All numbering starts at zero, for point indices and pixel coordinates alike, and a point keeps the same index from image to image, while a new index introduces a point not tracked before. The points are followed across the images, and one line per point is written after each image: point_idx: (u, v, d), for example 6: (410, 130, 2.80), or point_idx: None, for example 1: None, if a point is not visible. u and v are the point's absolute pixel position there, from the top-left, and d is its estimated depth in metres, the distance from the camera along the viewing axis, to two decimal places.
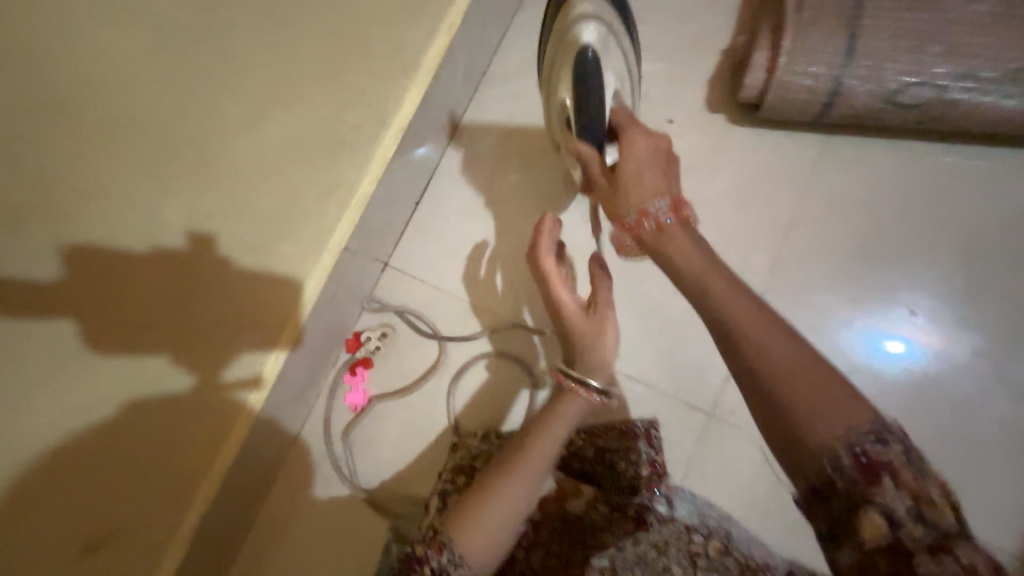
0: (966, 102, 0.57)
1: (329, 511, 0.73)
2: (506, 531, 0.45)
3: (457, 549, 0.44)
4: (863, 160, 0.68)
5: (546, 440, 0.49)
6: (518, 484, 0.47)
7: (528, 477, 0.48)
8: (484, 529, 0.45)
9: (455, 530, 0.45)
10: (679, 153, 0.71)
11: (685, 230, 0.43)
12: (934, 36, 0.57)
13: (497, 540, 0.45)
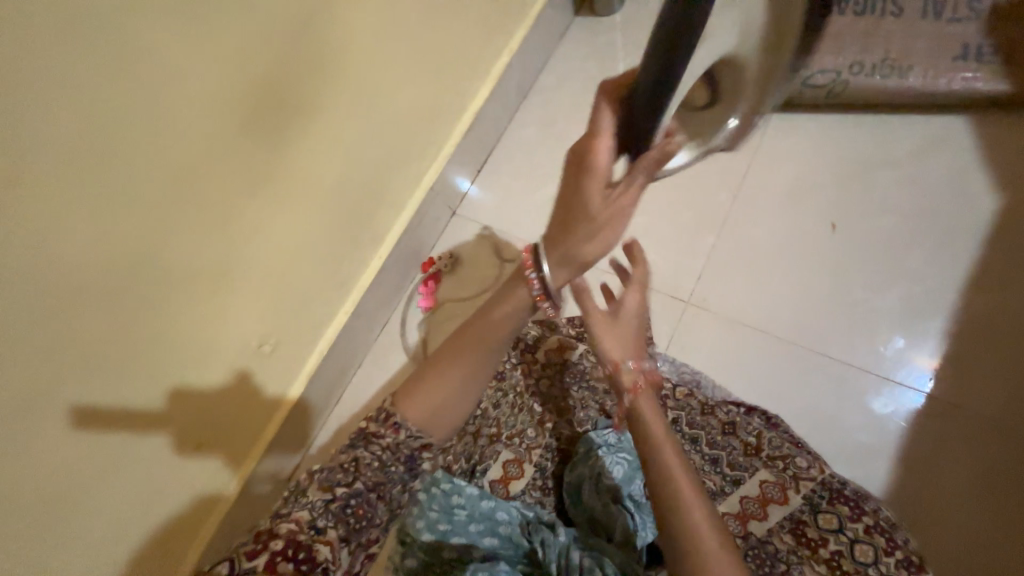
0: (862, 83, 0.82)
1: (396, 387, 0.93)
2: (453, 404, 0.46)
3: (412, 425, 0.44)
4: (813, 125, 0.88)
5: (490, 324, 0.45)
6: (462, 367, 0.46)
7: (473, 361, 0.46)
8: (434, 400, 0.45)
9: (405, 413, 0.45)
10: None
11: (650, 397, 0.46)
12: (841, 37, 0.81)
13: (449, 415, 0.46)
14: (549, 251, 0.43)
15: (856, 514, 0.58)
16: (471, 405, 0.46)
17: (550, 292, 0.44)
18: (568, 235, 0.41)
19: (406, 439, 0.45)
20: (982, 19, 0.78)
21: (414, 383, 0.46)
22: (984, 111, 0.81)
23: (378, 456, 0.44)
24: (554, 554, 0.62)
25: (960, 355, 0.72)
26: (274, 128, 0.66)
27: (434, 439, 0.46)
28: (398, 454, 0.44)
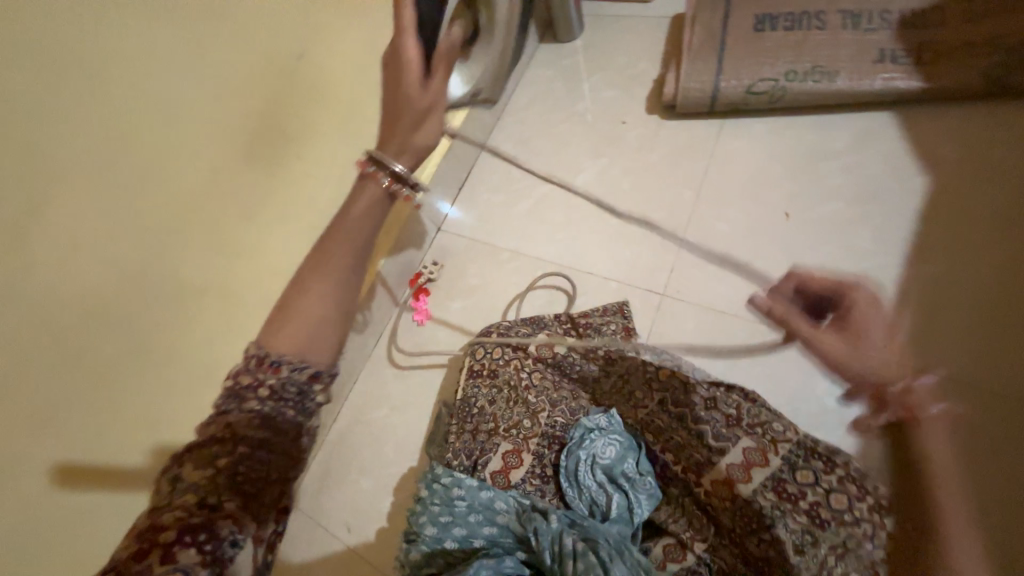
0: (797, 88, 0.92)
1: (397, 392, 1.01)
2: (318, 322, 0.46)
3: (286, 355, 0.45)
4: (759, 128, 0.98)
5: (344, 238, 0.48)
6: (329, 275, 0.46)
7: (337, 268, 0.47)
8: (308, 320, 0.45)
9: (279, 347, 0.44)
10: (632, 140, 1.07)
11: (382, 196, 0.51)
12: (767, 53, 0.94)
13: (330, 328, 0.46)
14: (394, 152, 0.51)
15: (829, 467, 0.64)
16: (334, 304, 0.47)
17: (399, 175, 0.51)
18: (403, 129, 0.51)
19: (289, 373, 0.44)
20: (896, 27, 0.89)
21: (286, 314, 0.46)
22: (912, 103, 0.90)
23: (260, 403, 0.43)
24: (547, 539, 0.65)
25: (913, 322, 0.78)
26: (271, 160, 0.73)
27: (321, 366, 0.45)
28: (285, 398, 0.44)
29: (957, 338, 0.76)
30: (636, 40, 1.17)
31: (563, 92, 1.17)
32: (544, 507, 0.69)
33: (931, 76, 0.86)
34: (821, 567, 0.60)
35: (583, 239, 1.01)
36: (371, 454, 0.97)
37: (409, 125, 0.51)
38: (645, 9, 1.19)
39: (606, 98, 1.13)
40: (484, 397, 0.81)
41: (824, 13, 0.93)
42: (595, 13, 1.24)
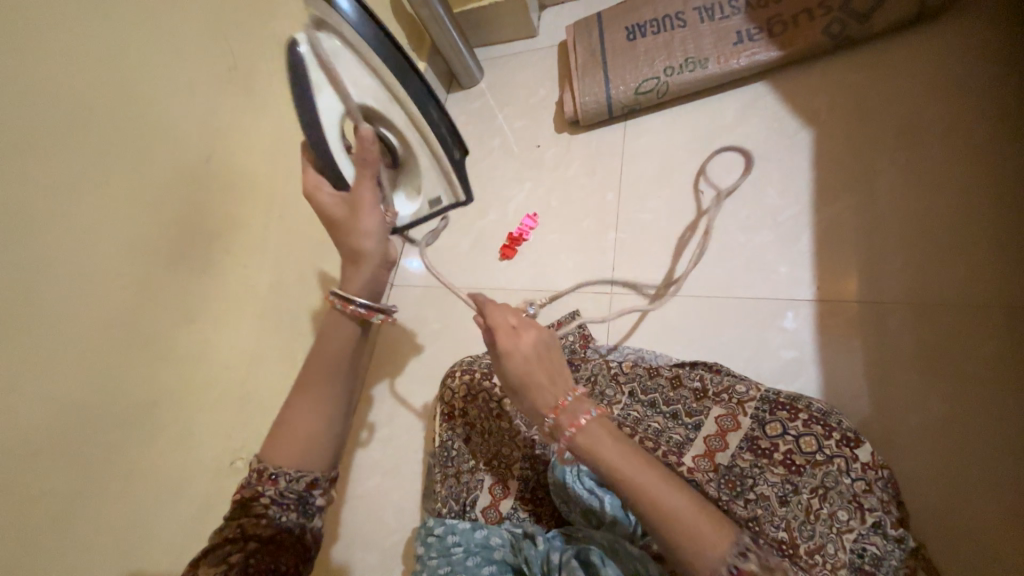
0: (675, 80, 1.01)
1: (382, 454, 1.00)
2: (316, 433, 0.56)
3: (287, 470, 0.53)
4: (657, 123, 1.06)
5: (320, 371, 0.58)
6: (319, 397, 0.57)
7: (322, 389, 0.57)
8: (303, 426, 0.56)
9: (275, 461, 0.53)
10: (549, 160, 1.13)
11: (347, 322, 0.60)
12: (644, 56, 1.03)
13: (316, 448, 0.55)
14: (358, 288, 0.61)
15: (792, 414, 0.67)
16: (331, 425, 0.57)
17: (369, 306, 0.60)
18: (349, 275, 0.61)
19: (287, 485, 0.53)
20: (744, 11, 0.99)
21: (278, 433, 0.56)
22: (778, 71, 1.00)
23: (265, 516, 0.52)
24: (538, 563, 0.65)
25: (835, 258, 0.83)
26: (202, 258, 0.76)
27: (316, 473, 0.55)
28: (286, 500, 0.53)
29: (878, 267, 0.81)
30: (532, 70, 1.26)
31: (477, 132, 1.25)
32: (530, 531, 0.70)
33: (784, 44, 0.96)
34: (809, 513, 0.61)
35: (527, 259, 1.05)
36: (372, 524, 0.95)
37: (365, 245, 0.60)
38: (534, 41, 1.29)
39: (518, 128, 1.20)
40: (461, 437, 0.83)
41: (682, 12, 1.03)
42: (489, 56, 1.34)
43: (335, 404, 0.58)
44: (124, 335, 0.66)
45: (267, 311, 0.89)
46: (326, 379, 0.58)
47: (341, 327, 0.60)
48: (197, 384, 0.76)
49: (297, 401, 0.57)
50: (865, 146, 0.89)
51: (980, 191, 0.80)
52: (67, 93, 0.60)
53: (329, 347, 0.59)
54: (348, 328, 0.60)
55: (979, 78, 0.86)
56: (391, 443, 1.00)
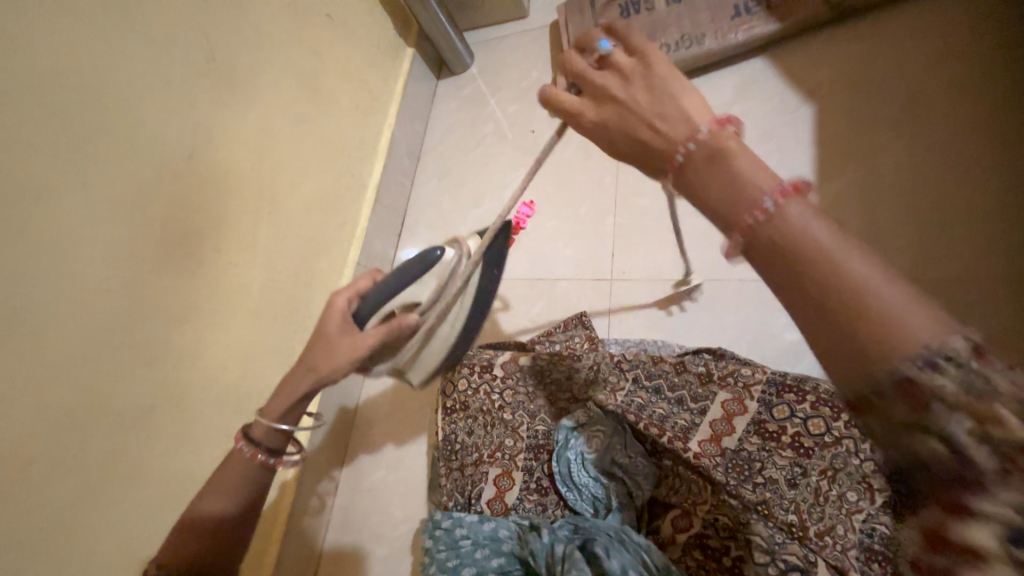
0: (671, 57, 0.98)
1: (385, 450, 1.00)
2: (200, 545, 0.52)
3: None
4: None
5: (233, 479, 0.54)
6: (203, 521, 0.53)
7: (212, 511, 0.53)
8: (192, 543, 0.52)
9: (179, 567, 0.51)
10: (544, 145, 1.11)
11: (241, 456, 0.55)
12: (639, 34, 1.00)
13: (204, 552, 0.52)
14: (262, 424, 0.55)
15: (800, 396, 0.67)
16: (215, 543, 0.53)
17: (268, 451, 0.55)
18: (275, 399, 0.56)
19: None
20: None
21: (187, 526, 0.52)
22: (776, 46, 0.97)
23: None
24: (543, 556, 0.65)
25: (840, 236, 0.82)
26: (191, 258, 0.74)
27: None
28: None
29: (884, 243, 0.79)
30: (524, 52, 1.22)
31: (470, 119, 1.22)
32: (535, 523, 0.70)
33: (782, 17, 0.93)
34: (818, 495, 0.61)
35: (525, 248, 1.03)
36: (378, 520, 0.94)
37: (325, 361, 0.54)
38: (524, 22, 1.26)
39: (511, 113, 1.17)
40: (463, 430, 0.82)
41: None
42: (479, 39, 1.30)
43: (226, 525, 0.53)
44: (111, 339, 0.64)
45: (262, 309, 0.87)
46: (222, 501, 0.53)
47: (239, 455, 0.55)
48: (192, 386, 0.74)
49: (182, 525, 0.53)
50: (868, 121, 0.87)
51: (987, 161, 0.78)
52: (41, 89, 0.57)
53: (222, 476, 0.54)
54: (242, 455, 0.54)
55: (984, 48, 0.84)
56: (394, 439, 1.00)
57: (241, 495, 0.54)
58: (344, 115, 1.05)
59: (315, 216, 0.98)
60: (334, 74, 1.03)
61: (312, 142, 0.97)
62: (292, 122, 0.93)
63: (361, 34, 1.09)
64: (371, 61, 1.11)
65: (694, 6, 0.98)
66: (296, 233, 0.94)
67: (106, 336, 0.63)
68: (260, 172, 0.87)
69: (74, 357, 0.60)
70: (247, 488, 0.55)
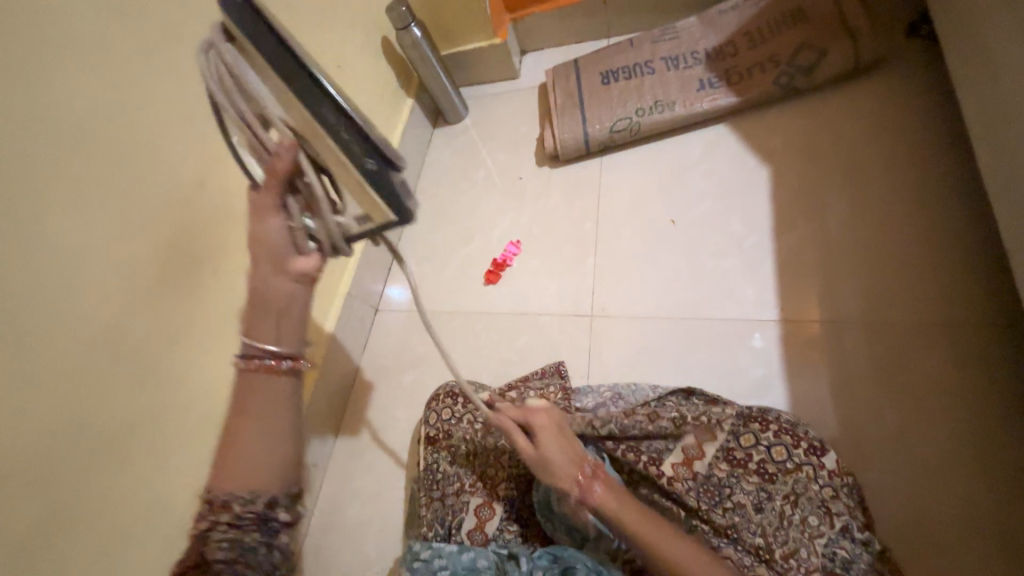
0: (646, 119, 1.10)
1: (364, 483, 0.98)
2: (259, 464, 0.47)
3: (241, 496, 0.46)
4: (630, 160, 1.14)
5: (245, 407, 0.48)
6: (242, 445, 0.47)
7: (247, 431, 0.48)
8: (247, 469, 0.47)
9: (222, 494, 0.46)
10: (530, 191, 1.20)
11: (254, 372, 0.48)
12: (617, 99, 1.13)
13: (266, 467, 0.48)
14: (264, 333, 0.49)
15: (764, 426, 0.72)
16: (277, 451, 0.48)
17: (284, 353, 0.49)
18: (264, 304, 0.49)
19: (241, 509, 0.46)
20: (705, 61, 1.10)
21: (223, 465, 0.47)
22: (737, 115, 1.10)
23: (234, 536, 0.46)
24: None
25: (796, 282, 0.90)
26: (189, 280, 0.77)
27: (275, 490, 0.48)
28: (244, 524, 0.46)
29: (835, 289, 0.88)
30: (515, 108, 1.34)
31: (463, 164, 1.30)
32: (514, 551, 0.71)
33: (741, 92, 1.07)
34: (782, 519, 0.66)
35: (510, 285, 1.09)
36: (352, 556, 0.92)
37: (274, 246, 0.49)
38: (516, 82, 1.39)
39: (502, 161, 1.27)
40: (445, 460, 0.83)
41: (651, 60, 1.14)
42: (474, 94, 1.42)
43: (272, 434, 0.48)
44: (102, 356, 0.65)
45: None
46: (255, 418, 0.48)
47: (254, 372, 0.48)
48: (174, 407, 0.74)
49: (219, 461, 0.48)
50: (817, 182, 0.98)
51: (918, 221, 0.90)
52: (67, 119, 0.62)
53: (243, 402, 0.48)
54: (249, 370, 0.48)
55: (912, 128, 0.98)
56: (373, 471, 0.99)
57: (278, 406, 0.49)
58: None
59: None
60: None
61: None
62: None
63: (366, 83, 1.18)
64: (373, 109, 1.20)
65: (665, 78, 1.12)
66: None
67: (97, 352, 0.64)
68: None
69: (62, 371, 0.61)
70: (275, 395, 0.49)
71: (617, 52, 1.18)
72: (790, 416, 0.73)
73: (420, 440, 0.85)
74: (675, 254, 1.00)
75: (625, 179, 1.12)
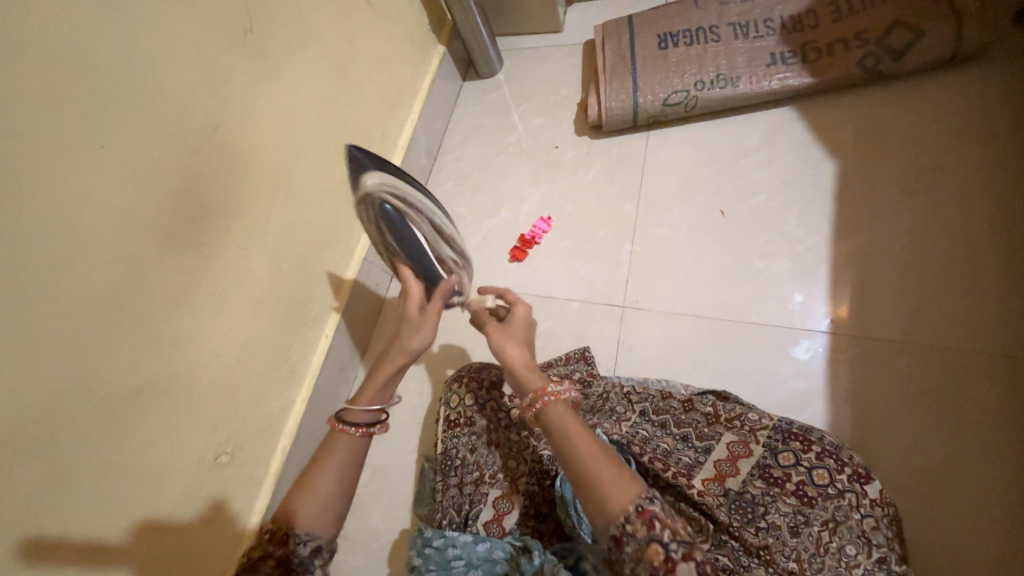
0: (702, 97, 0.99)
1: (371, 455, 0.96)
2: (322, 506, 0.54)
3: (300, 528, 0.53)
4: (678, 141, 1.04)
5: (332, 455, 0.56)
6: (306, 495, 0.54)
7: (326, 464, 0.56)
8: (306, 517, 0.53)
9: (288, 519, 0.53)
10: (565, 162, 1.10)
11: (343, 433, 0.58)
12: (671, 71, 1.01)
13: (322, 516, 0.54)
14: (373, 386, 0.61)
15: (806, 445, 0.69)
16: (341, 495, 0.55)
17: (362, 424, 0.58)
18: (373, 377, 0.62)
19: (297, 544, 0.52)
20: (780, 32, 0.98)
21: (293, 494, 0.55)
22: (806, 98, 0.99)
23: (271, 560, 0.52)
24: None
25: (848, 291, 0.84)
26: (199, 237, 0.70)
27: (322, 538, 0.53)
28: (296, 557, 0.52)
29: (894, 304, 0.82)
30: (555, 65, 1.22)
31: (493, 125, 1.20)
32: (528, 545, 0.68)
33: (816, 71, 0.96)
34: (818, 545, 0.63)
35: (536, 264, 1.03)
36: (358, 526, 0.91)
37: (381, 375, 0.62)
38: (559, 36, 1.25)
39: (536, 126, 1.16)
40: (464, 446, 0.80)
41: (717, 25, 1.02)
42: (510, 47, 1.28)
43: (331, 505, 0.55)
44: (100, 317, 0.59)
45: (264, 297, 0.83)
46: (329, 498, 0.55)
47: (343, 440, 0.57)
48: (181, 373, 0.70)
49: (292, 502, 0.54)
50: (886, 184, 0.90)
51: (996, 234, 0.82)
52: (59, 39, 0.52)
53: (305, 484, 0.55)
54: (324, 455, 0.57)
55: (1004, 134, 0.87)
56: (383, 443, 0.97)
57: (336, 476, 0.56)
58: (369, 106, 1.01)
59: (329, 207, 0.94)
60: (367, 62, 0.99)
61: (335, 127, 0.93)
62: (320, 106, 0.89)
63: (396, 23, 1.05)
64: (401, 55, 1.08)
65: (730, 50, 1.00)
66: (310, 224, 0.90)
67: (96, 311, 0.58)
68: (280, 154, 0.83)
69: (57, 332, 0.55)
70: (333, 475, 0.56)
71: (677, 14, 1.05)
72: (835, 440, 0.70)
73: (440, 424, 0.82)
74: (717, 250, 0.93)
75: (671, 161, 1.03)
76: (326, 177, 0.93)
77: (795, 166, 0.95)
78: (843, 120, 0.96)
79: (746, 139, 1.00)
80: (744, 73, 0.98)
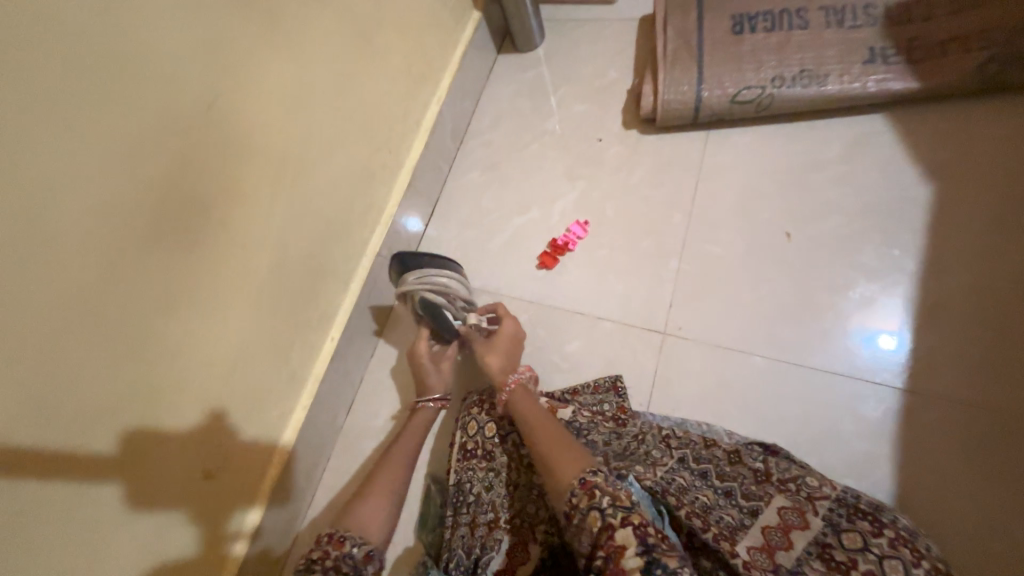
0: (782, 95, 0.85)
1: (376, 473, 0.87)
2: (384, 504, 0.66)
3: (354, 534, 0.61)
4: (744, 144, 0.90)
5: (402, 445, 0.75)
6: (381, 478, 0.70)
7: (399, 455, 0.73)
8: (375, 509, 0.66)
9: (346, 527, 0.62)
10: (610, 159, 0.97)
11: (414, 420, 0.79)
12: (746, 61, 0.87)
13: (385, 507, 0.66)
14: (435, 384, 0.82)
15: (876, 528, 0.60)
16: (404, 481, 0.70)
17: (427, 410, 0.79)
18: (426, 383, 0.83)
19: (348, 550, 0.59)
20: (880, 24, 0.84)
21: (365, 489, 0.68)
22: (902, 104, 0.85)
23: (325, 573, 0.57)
24: None
25: (932, 339, 0.73)
26: (192, 228, 0.59)
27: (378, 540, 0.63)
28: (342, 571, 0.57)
29: (985, 359, 0.71)
30: (604, 44, 1.07)
31: (529, 108, 1.06)
32: None
33: (922, 74, 0.81)
34: None
35: (568, 275, 0.91)
36: None
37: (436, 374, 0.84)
38: (610, 10, 1.10)
39: (578, 114, 1.03)
40: (480, 481, 0.72)
41: (804, 11, 0.87)
42: (553, 19, 1.13)
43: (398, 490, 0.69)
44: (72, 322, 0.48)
45: (267, 297, 0.72)
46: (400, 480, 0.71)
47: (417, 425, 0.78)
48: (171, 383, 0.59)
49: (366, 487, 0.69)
50: (990, 215, 0.76)
51: None
52: None
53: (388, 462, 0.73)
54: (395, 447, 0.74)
55: None
56: None
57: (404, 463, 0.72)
58: (394, 79, 0.88)
59: (343, 196, 0.83)
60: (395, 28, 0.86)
61: (354, 105, 0.81)
62: (340, 78, 0.77)
63: None
64: (433, 21, 0.94)
65: (819, 42, 0.85)
66: (320, 215, 0.79)
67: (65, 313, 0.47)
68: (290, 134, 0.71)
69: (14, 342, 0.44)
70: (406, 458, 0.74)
71: None
72: (910, 524, 0.61)
73: (455, 451, 0.76)
74: (781, 278, 0.81)
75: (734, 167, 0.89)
76: (341, 160, 0.81)
77: (885, 184, 0.82)
78: (944, 135, 0.82)
79: (826, 149, 0.86)
80: (835, 69, 0.83)
